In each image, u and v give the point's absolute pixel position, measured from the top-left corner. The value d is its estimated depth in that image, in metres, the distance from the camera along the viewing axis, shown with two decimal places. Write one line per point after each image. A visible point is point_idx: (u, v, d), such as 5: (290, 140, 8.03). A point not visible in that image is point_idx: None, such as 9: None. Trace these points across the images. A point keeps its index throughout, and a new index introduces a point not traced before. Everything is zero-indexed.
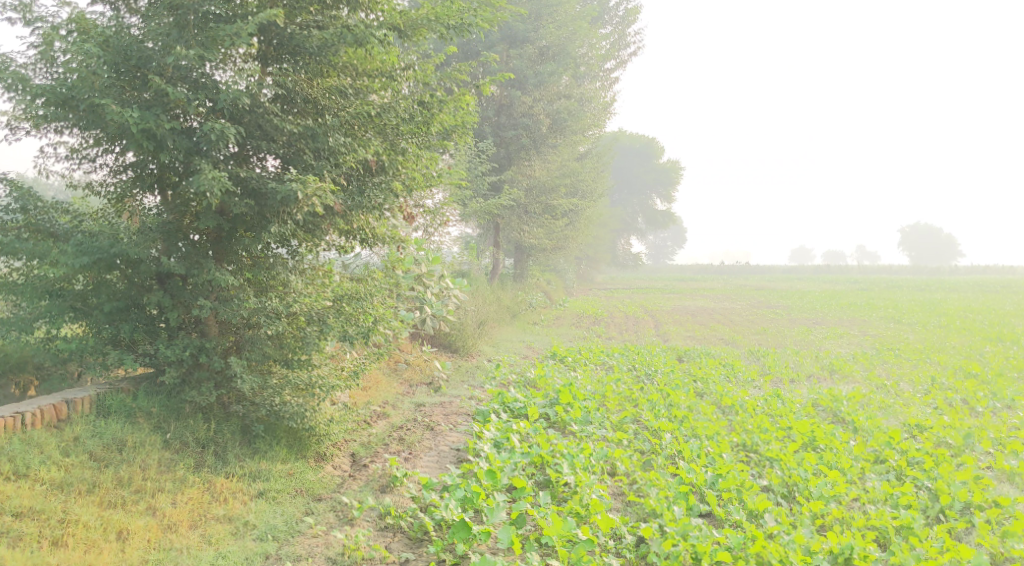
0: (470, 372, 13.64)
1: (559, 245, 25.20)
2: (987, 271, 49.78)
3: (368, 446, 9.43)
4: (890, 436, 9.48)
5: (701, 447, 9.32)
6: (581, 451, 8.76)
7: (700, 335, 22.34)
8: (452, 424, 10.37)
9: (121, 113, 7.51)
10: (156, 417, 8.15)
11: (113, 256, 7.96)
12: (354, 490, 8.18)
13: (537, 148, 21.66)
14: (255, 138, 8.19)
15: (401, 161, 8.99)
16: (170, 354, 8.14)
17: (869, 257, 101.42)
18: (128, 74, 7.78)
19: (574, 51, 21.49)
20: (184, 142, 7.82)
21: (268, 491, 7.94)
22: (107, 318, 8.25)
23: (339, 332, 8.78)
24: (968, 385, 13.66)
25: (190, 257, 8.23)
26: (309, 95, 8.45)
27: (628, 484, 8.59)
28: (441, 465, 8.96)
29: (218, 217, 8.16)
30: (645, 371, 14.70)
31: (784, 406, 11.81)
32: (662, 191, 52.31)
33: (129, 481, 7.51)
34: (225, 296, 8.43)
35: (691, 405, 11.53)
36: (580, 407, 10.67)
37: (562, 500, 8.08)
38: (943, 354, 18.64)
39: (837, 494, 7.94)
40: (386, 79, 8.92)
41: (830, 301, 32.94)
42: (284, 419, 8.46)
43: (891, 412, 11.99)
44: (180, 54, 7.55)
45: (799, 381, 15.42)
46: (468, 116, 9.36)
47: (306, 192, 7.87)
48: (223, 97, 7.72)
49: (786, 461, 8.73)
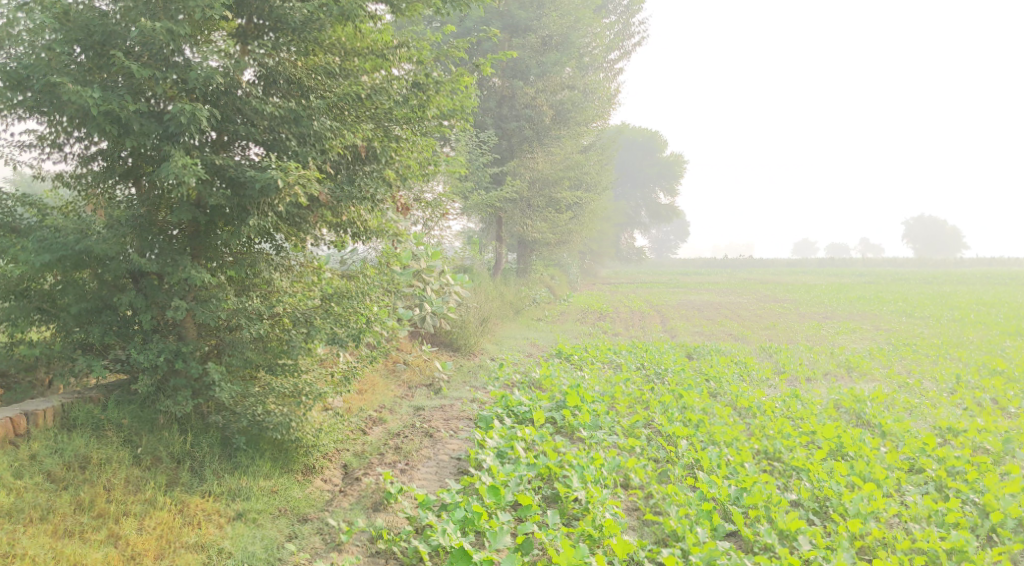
0: (473, 371, 12.93)
1: (563, 238, 24.54)
2: (994, 263, 48.81)
3: (362, 456, 8.75)
4: (925, 441, 8.79)
5: (721, 456, 8.62)
6: (592, 461, 8.09)
7: (710, 331, 21.61)
8: (453, 430, 9.67)
9: (80, 93, 6.83)
10: (127, 430, 7.47)
11: (79, 253, 7.25)
12: (344, 508, 7.51)
13: (541, 140, 20.96)
14: (233, 123, 7.49)
15: (395, 149, 8.28)
16: (142, 360, 7.49)
17: (874, 248, 100.41)
18: (91, 52, 7.08)
19: (577, 40, 20.70)
20: (152, 126, 7.10)
21: (248, 511, 7.24)
22: (76, 320, 7.56)
23: (327, 335, 8.05)
24: (995, 383, 12.96)
25: (165, 253, 7.53)
26: (293, 75, 7.70)
27: (644, 499, 7.92)
28: (441, 478, 8.30)
29: (194, 209, 7.43)
30: (655, 370, 13.98)
31: (804, 408, 11.11)
32: (666, 185, 51.46)
33: (90, 504, 6.86)
34: (202, 296, 7.75)
35: (706, 408, 10.84)
36: (590, 410, 9.97)
37: (572, 518, 7.39)
38: (963, 350, 17.89)
39: (876, 510, 7.30)
40: (376, 58, 8.08)
41: (839, 294, 32.25)
42: (267, 430, 7.78)
43: (919, 413, 11.26)
44: (144, 26, 6.79)
45: (816, 380, 14.68)
46: (467, 99, 8.61)
47: (288, 181, 7.18)
48: (195, 75, 6.99)
49: (816, 472, 8.03)
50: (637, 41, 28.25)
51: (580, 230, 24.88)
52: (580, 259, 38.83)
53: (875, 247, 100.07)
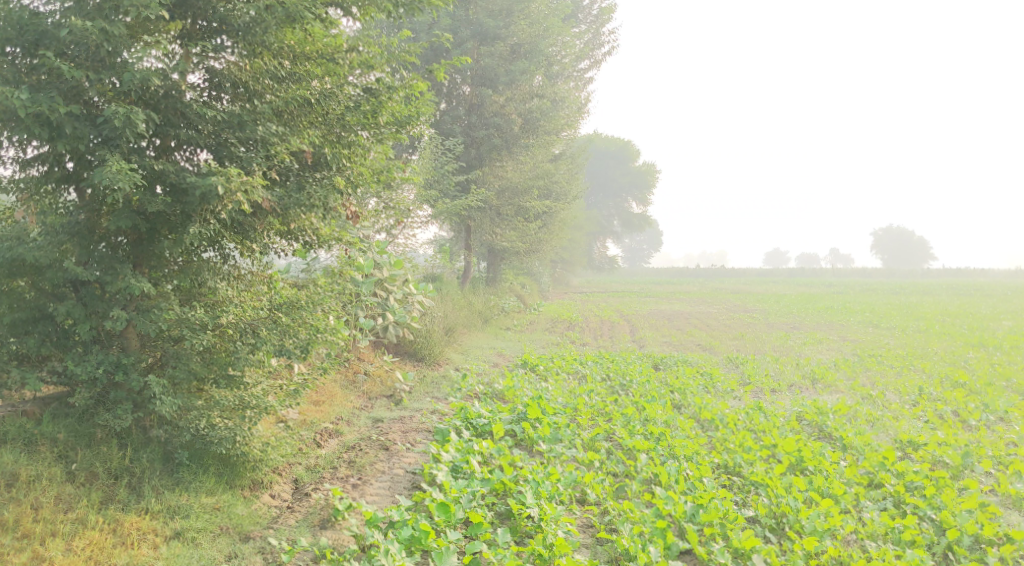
0: (436, 381, 12.69)
1: (534, 249, 24.31)
2: (958, 275, 49.38)
3: (313, 470, 8.51)
4: (884, 455, 8.70)
5: (680, 470, 8.48)
6: (548, 476, 7.92)
7: (678, 342, 21.54)
8: (410, 443, 9.45)
9: (8, 93, 6.62)
10: (62, 445, 7.25)
11: (11, 260, 6.98)
12: (290, 525, 7.31)
13: (510, 148, 20.78)
14: (175, 127, 7.30)
15: (347, 155, 8.10)
16: (79, 372, 7.21)
17: (843, 259, 101.32)
18: (23, 51, 6.86)
19: (546, 48, 20.53)
20: (86, 128, 6.89)
21: (187, 530, 7.04)
22: (10, 331, 7.18)
23: (274, 346, 7.82)
24: (957, 395, 12.96)
25: (106, 261, 7.22)
26: (239, 79, 7.56)
27: (600, 515, 7.76)
28: (393, 493, 8.10)
29: (134, 216, 7.18)
30: (620, 381, 13.82)
31: (766, 420, 11.00)
32: (638, 195, 51.51)
33: (15, 524, 6.66)
34: (144, 306, 7.44)
35: (669, 420, 10.71)
36: (550, 423, 9.79)
37: (525, 536, 7.22)
38: (927, 361, 17.96)
39: (833, 527, 7.20)
40: (327, 62, 7.89)
41: (807, 304, 32.47)
42: (211, 445, 7.54)
43: (881, 426, 11.21)
44: (73, 25, 6.64)
45: (780, 391, 14.60)
46: (423, 105, 8.46)
47: (230, 187, 6.99)
48: (129, 76, 6.82)
49: (774, 487, 7.92)
50: (608, 49, 28.15)
51: (550, 240, 24.72)
52: (551, 267, 38.75)
53: (844, 258, 101.05)
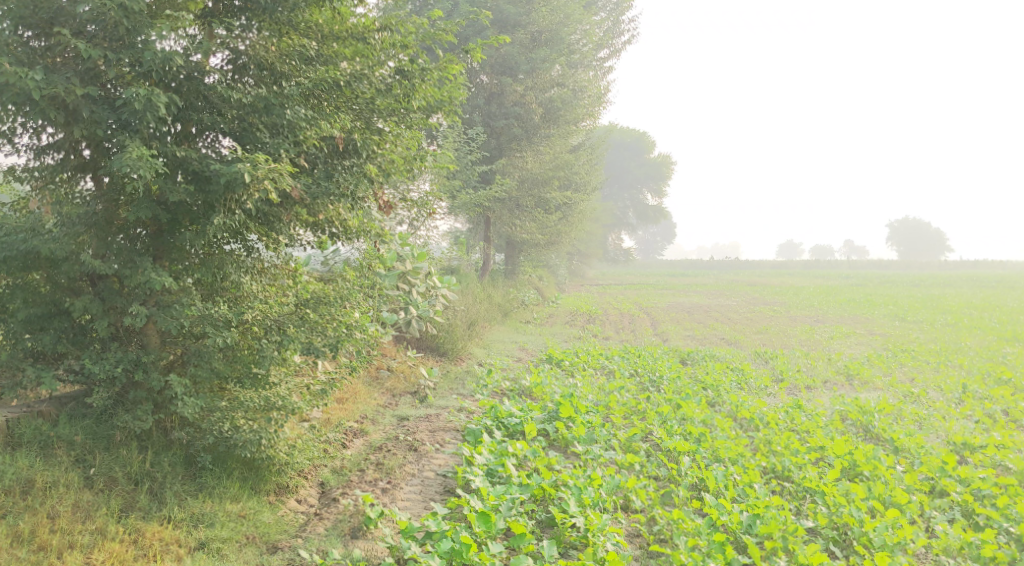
0: (460, 377, 12.23)
1: (553, 240, 23.83)
2: (978, 267, 48.59)
3: (341, 472, 8.09)
4: (944, 459, 8.23)
5: (727, 475, 8.00)
6: (590, 481, 7.47)
7: (701, 335, 21.03)
8: (439, 443, 8.99)
9: (21, 74, 6.20)
10: (79, 448, 6.89)
11: (26, 252, 6.56)
12: (319, 534, 6.89)
13: (530, 138, 20.29)
14: (196, 110, 6.88)
15: (377, 142, 7.68)
16: (98, 371, 6.80)
17: (858, 251, 100.28)
18: (36, 31, 6.44)
19: (568, 36, 20.01)
20: (104, 112, 6.49)
21: (212, 540, 6.64)
22: (25, 327, 6.78)
23: (302, 344, 7.39)
24: (1004, 393, 12.41)
25: (125, 254, 6.81)
26: (265, 61, 7.11)
27: (646, 524, 7.35)
28: (426, 498, 7.67)
29: (155, 206, 6.75)
30: (649, 377, 13.31)
31: (808, 420, 10.49)
32: (655, 186, 50.86)
33: (31, 536, 6.27)
34: (165, 302, 7.02)
35: (706, 419, 10.17)
36: (584, 423, 9.29)
37: (570, 547, 6.81)
38: (963, 357, 17.39)
39: (902, 541, 6.84)
40: (357, 43, 7.46)
41: (828, 296, 31.81)
42: (235, 448, 7.12)
43: (928, 426, 10.68)
44: None
45: (816, 388, 14.07)
46: (455, 88, 8.03)
47: (257, 174, 6.57)
48: (149, 56, 6.39)
49: (832, 494, 7.49)
50: (628, 37, 27.56)
51: (569, 231, 24.21)
52: (567, 260, 38.14)
53: (860, 251, 100.04)
